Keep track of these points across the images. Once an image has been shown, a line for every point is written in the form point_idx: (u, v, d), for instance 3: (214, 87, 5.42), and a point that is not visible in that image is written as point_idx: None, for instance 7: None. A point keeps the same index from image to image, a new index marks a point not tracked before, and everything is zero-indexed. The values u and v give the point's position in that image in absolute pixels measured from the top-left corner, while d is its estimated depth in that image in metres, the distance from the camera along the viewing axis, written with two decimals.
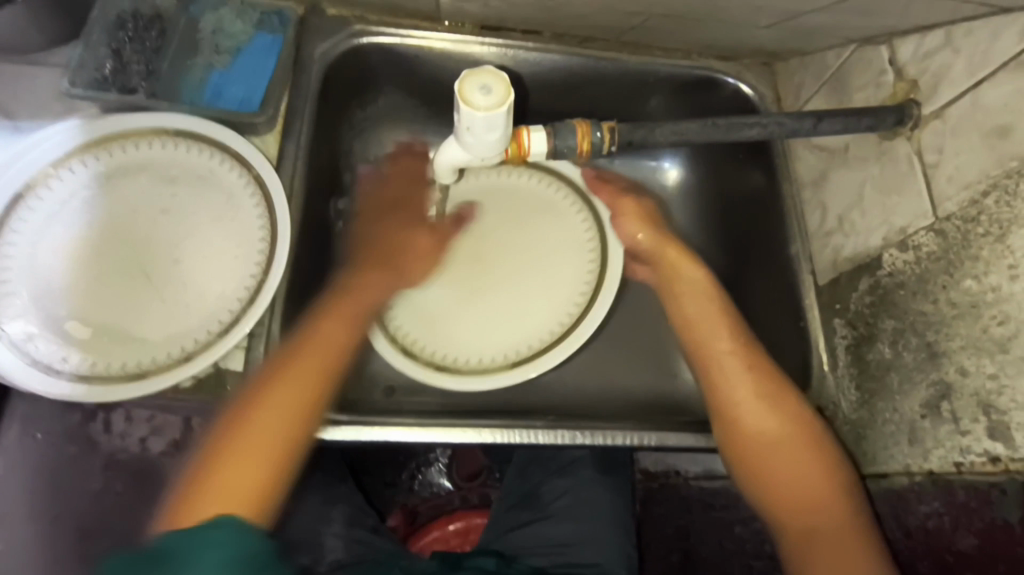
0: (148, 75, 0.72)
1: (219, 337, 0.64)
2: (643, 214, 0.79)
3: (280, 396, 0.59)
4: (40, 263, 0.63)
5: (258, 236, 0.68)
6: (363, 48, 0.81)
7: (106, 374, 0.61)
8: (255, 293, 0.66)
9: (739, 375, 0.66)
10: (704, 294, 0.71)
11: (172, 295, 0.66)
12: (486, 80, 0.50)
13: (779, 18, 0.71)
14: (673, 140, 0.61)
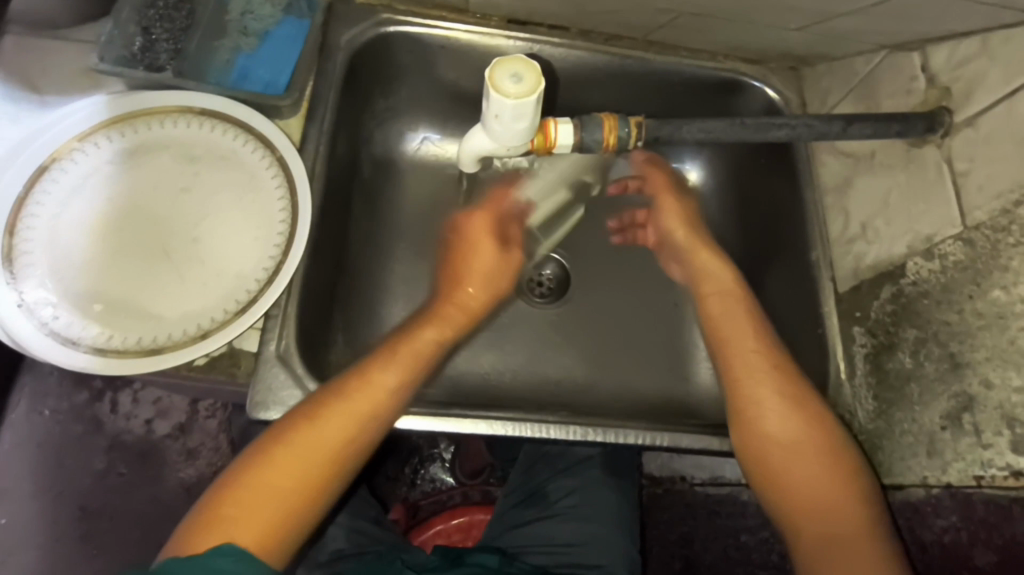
0: (176, 54, 0.72)
1: (234, 317, 0.64)
2: (686, 214, 0.81)
3: (304, 430, 0.57)
4: (61, 236, 0.63)
5: (278, 219, 0.68)
6: (390, 36, 0.81)
7: (121, 348, 0.61)
8: (273, 274, 0.66)
9: (761, 375, 0.66)
10: (734, 299, 0.72)
11: (190, 274, 0.66)
12: (517, 68, 0.49)
13: (810, 21, 0.71)
14: (700, 139, 0.60)
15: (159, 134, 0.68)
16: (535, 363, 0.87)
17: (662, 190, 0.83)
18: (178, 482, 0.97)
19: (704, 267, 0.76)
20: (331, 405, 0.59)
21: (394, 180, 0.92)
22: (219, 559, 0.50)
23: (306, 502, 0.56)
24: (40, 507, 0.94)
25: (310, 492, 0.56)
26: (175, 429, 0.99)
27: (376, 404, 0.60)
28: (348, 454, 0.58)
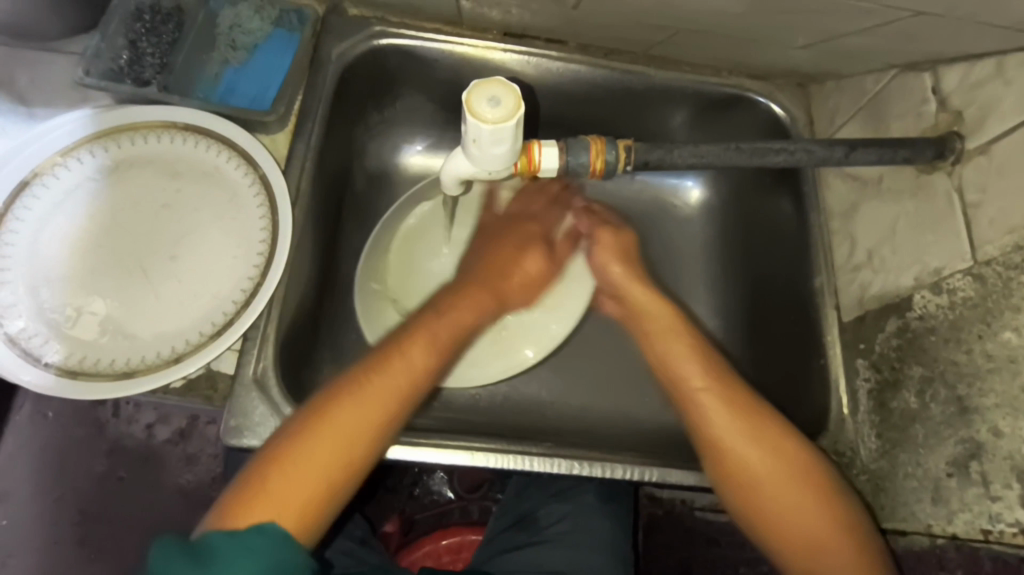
0: (162, 68, 0.70)
1: (210, 339, 0.62)
2: (623, 247, 0.73)
3: (348, 406, 0.55)
4: (39, 253, 0.63)
5: (258, 238, 0.67)
6: (383, 50, 0.79)
7: (95, 371, 0.60)
8: (250, 294, 0.64)
9: (716, 413, 0.61)
10: (691, 350, 0.65)
11: (166, 292, 0.64)
12: (496, 92, 0.47)
13: (814, 39, 0.68)
14: (693, 163, 0.57)
15: (130, 148, 0.67)
16: (526, 386, 0.85)
17: (596, 229, 0.74)
18: (177, 488, 0.96)
19: (645, 307, 0.70)
20: (380, 370, 0.58)
21: (388, 193, 0.91)
22: (258, 538, 0.49)
23: (349, 472, 0.54)
24: (37, 510, 0.93)
25: (353, 464, 0.55)
26: (174, 434, 0.96)
27: (423, 370, 0.60)
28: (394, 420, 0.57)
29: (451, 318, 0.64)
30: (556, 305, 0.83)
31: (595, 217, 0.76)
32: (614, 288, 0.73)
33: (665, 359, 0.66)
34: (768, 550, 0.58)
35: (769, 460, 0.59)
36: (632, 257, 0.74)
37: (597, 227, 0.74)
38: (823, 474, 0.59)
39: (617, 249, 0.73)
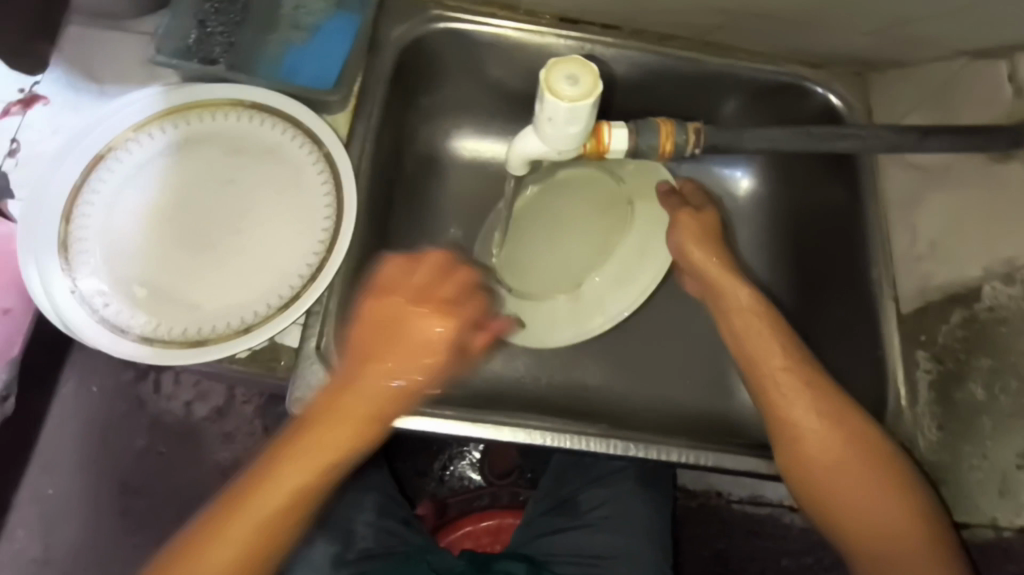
0: (229, 48, 0.72)
1: (278, 312, 0.64)
2: (703, 229, 0.74)
3: (211, 551, 0.56)
4: (114, 224, 0.65)
5: (323, 214, 0.68)
6: (438, 33, 0.79)
7: (168, 339, 0.62)
8: (317, 270, 0.66)
9: (797, 393, 0.62)
10: (761, 330, 0.66)
11: (234, 266, 0.66)
12: (573, 70, 0.47)
13: (883, 22, 0.68)
14: (762, 147, 0.56)
15: (201, 125, 0.69)
16: (571, 371, 0.88)
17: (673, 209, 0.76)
18: (215, 465, 1.00)
19: (719, 283, 0.70)
20: (245, 505, 0.57)
21: (437, 177, 0.92)
22: None
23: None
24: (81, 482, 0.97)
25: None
26: (212, 412, 1.01)
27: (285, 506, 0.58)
28: (266, 541, 0.58)
29: (312, 447, 0.58)
30: (630, 279, 0.81)
31: (672, 201, 0.77)
32: (689, 266, 0.73)
33: (734, 334, 0.67)
34: (812, 514, 0.61)
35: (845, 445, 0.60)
36: (712, 238, 0.73)
37: (674, 211, 0.76)
38: (886, 451, 0.60)
39: (696, 233, 0.73)
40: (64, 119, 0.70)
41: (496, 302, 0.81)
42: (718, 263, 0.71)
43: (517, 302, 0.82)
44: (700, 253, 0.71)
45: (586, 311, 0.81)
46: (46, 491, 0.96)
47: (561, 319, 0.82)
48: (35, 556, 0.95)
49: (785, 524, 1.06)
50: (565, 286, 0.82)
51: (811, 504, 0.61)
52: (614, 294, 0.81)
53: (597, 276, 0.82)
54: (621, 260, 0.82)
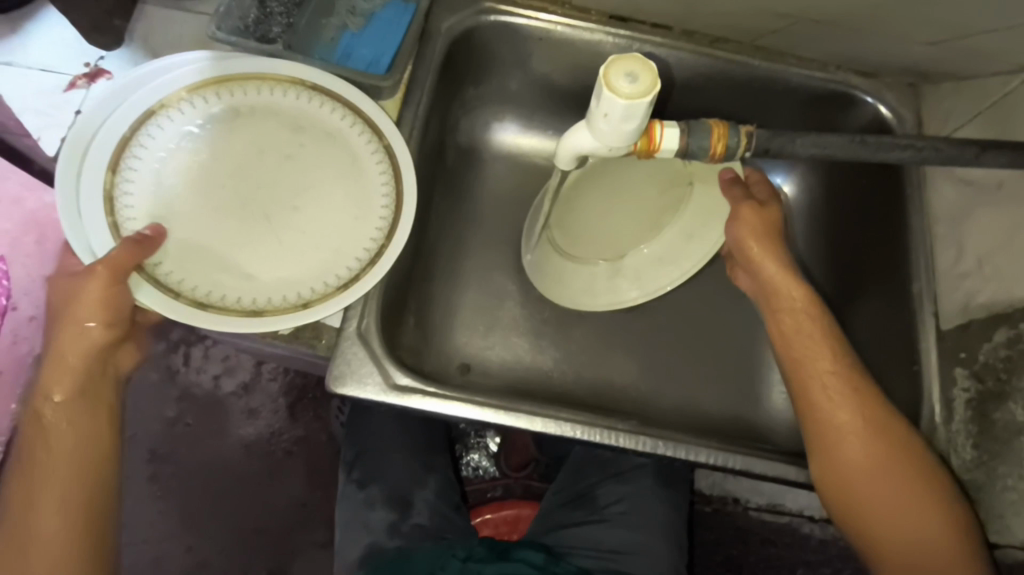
0: (287, 28, 0.74)
1: (334, 291, 0.66)
2: (763, 226, 0.69)
3: (39, 457, 0.61)
4: (170, 183, 0.67)
5: (380, 202, 0.69)
6: (490, 25, 0.80)
7: (220, 305, 0.64)
8: (373, 255, 0.67)
9: (844, 398, 0.62)
10: (810, 333, 0.65)
11: (288, 240, 0.68)
12: (633, 68, 0.48)
13: (945, 34, 0.67)
14: (814, 154, 0.55)
15: (265, 96, 0.70)
16: (597, 368, 0.88)
17: (736, 204, 0.70)
18: (240, 436, 1.21)
19: (776, 282, 0.68)
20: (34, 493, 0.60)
21: (475, 168, 0.93)
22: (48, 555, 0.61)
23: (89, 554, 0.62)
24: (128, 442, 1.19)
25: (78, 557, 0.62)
26: (238, 388, 1.22)
27: (71, 476, 0.61)
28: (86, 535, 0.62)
29: (51, 419, 0.60)
30: (675, 260, 0.80)
31: (735, 190, 0.71)
32: (747, 260, 0.69)
33: (781, 333, 0.67)
34: (833, 511, 0.62)
35: (887, 454, 0.60)
36: (775, 235, 0.69)
37: (736, 202, 0.70)
38: (921, 460, 0.61)
39: (757, 228, 0.68)
40: None
41: (536, 267, 0.83)
42: (779, 265, 0.68)
43: (563, 263, 0.82)
44: (760, 252, 0.68)
45: (622, 284, 0.81)
46: (126, 435, 1.19)
47: (599, 286, 0.82)
48: None
49: (804, 534, 1.07)
50: (609, 254, 0.81)
51: (840, 511, 0.61)
52: (656, 270, 0.81)
53: (642, 250, 0.81)
54: (668, 239, 0.81)
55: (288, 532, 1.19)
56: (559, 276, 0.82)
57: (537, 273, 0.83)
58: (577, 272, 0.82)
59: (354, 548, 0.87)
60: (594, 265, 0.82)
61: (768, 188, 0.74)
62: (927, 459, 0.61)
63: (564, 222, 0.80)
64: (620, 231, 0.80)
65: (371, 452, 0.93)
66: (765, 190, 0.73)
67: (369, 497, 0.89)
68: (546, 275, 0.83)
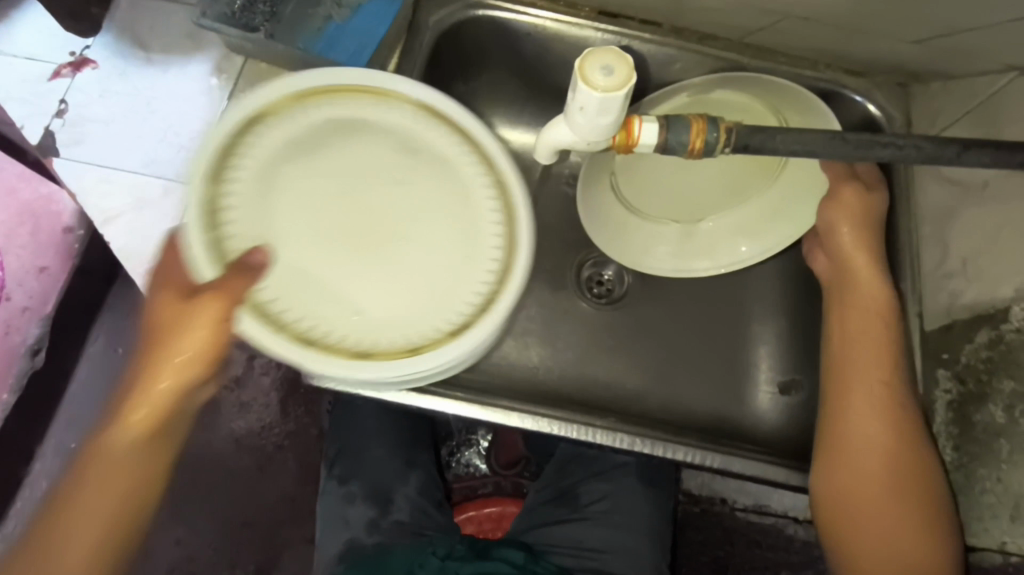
0: (271, 17, 0.75)
1: (447, 341, 0.56)
2: (861, 210, 0.69)
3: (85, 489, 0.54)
4: (256, 185, 0.56)
5: (491, 237, 0.58)
6: (478, 19, 0.79)
7: (331, 348, 0.55)
8: (487, 303, 0.57)
9: (871, 411, 0.63)
10: (874, 340, 0.65)
11: (393, 278, 0.57)
12: (609, 61, 0.47)
13: (932, 32, 0.66)
14: (794, 151, 0.55)
15: (373, 114, 0.59)
16: (583, 365, 0.88)
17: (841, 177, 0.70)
18: (229, 430, 1.21)
19: (858, 272, 0.69)
20: (45, 559, 0.54)
21: None
22: None
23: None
24: None
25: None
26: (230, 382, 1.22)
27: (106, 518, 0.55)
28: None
29: (95, 486, 0.54)
30: (758, 233, 0.80)
31: (840, 167, 0.71)
32: (832, 245, 0.70)
33: (845, 329, 0.68)
34: (819, 509, 0.64)
35: (896, 476, 0.62)
36: (871, 229, 0.69)
37: (841, 180, 0.70)
38: (927, 489, 0.62)
39: (855, 212, 0.69)
40: (110, 84, 0.75)
41: (591, 220, 0.80)
42: (869, 259, 0.69)
43: (627, 218, 0.83)
44: (853, 245, 0.69)
45: (695, 250, 0.82)
46: None
47: (667, 250, 0.82)
48: None
49: (788, 535, 1.06)
50: (684, 216, 0.82)
51: (826, 516, 0.64)
52: (735, 244, 0.81)
53: (709, 221, 0.82)
54: (746, 213, 0.81)
55: (277, 528, 1.19)
56: (624, 228, 0.82)
57: (592, 220, 0.80)
58: (642, 231, 0.83)
59: (334, 543, 0.87)
60: (670, 227, 0.83)
61: (874, 175, 0.72)
62: (932, 481, 0.62)
63: (642, 182, 0.82)
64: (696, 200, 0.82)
65: (354, 447, 0.93)
66: (871, 175, 0.71)
67: (349, 493, 0.89)
68: (607, 232, 0.81)
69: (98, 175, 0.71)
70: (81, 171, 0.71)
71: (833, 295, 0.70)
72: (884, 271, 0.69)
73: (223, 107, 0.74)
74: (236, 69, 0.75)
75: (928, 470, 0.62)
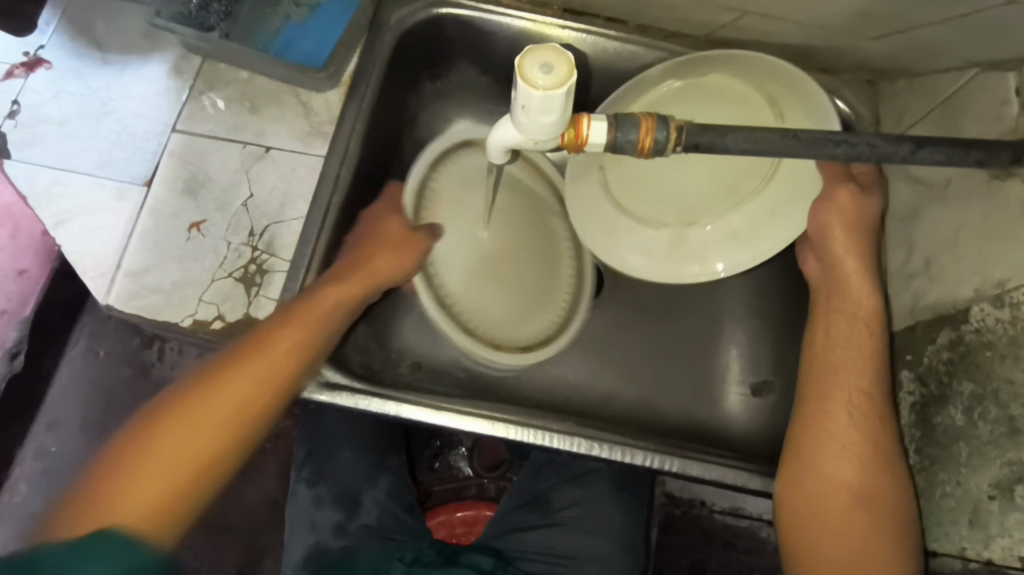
0: (227, 16, 0.74)
1: (516, 349, 0.81)
2: (852, 215, 0.68)
3: (249, 368, 0.62)
4: (451, 200, 0.81)
5: (561, 295, 0.86)
6: (441, 18, 0.78)
7: (455, 313, 0.80)
8: (545, 339, 0.84)
9: (841, 423, 0.63)
10: (856, 346, 0.65)
11: (501, 293, 0.82)
12: (549, 58, 0.46)
13: (891, 29, 0.65)
14: (745, 149, 0.53)
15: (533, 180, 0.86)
16: (555, 367, 0.87)
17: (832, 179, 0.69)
18: None
19: (849, 278, 0.68)
20: (225, 380, 0.61)
21: None
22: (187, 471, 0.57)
23: (222, 462, 0.59)
24: (94, 437, 1.19)
25: (204, 461, 0.58)
26: None
27: (256, 397, 0.61)
28: (223, 449, 0.59)
29: (291, 334, 0.64)
30: (752, 237, 0.77)
31: (837, 169, 0.70)
32: (824, 249, 0.69)
33: (830, 334, 0.67)
34: (782, 518, 0.64)
35: (863, 491, 0.61)
36: (863, 232, 0.69)
37: (836, 182, 0.69)
38: (893, 499, 0.62)
39: (847, 215, 0.68)
40: (65, 84, 0.74)
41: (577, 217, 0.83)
42: (859, 263, 0.68)
43: (615, 217, 0.83)
44: (843, 248, 0.68)
45: (685, 255, 0.81)
46: (95, 430, 1.19)
47: (656, 254, 0.82)
48: (35, 511, 1.16)
49: (762, 539, 1.05)
50: (675, 221, 0.81)
51: (790, 526, 0.63)
52: (728, 248, 0.79)
53: (706, 227, 0.80)
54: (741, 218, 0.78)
55: (258, 530, 1.18)
56: (611, 229, 0.83)
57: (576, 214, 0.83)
58: (629, 231, 0.83)
59: (299, 547, 0.86)
60: (656, 232, 0.82)
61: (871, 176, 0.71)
62: (898, 501, 0.62)
63: (629, 180, 0.82)
64: (682, 202, 0.81)
65: (324, 449, 0.92)
66: (868, 177, 0.71)
67: (317, 496, 0.88)
68: (593, 231, 0.83)
69: (51, 177, 0.71)
70: (32, 174, 0.71)
71: (820, 301, 0.69)
72: (872, 277, 0.68)
73: (181, 105, 0.73)
74: (194, 70, 0.74)
75: (894, 489, 0.62)
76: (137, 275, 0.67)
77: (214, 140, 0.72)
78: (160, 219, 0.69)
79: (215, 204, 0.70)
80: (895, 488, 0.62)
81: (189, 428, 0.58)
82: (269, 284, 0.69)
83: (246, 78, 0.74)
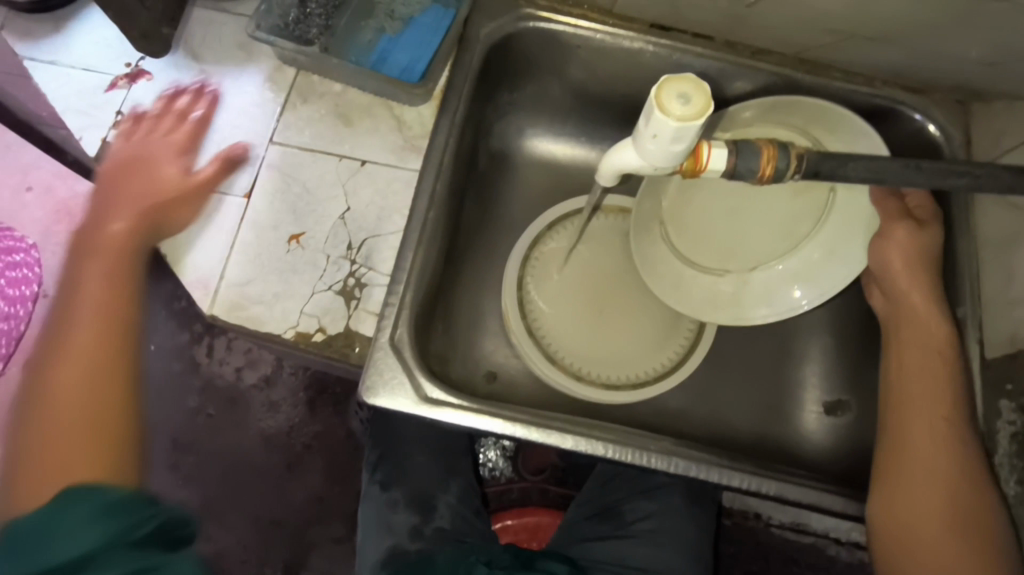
0: (325, 29, 0.76)
1: (629, 388, 0.84)
2: (921, 245, 0.69)
3: (88, 305, 0.56)
4: (559, 257, 0.88)
5: (687, 328, 0.88)
6: (527, 31, 0.79)
7: (558, 356, 0.84)
8: (664, 372, 0.86)
9: (934, 446, 0.63)
10: (942, 372, 0.65)
11: (611, 335, 0.87)
12: (684, 88, 0.47)
13: None
14: (867, 179, 0.53)
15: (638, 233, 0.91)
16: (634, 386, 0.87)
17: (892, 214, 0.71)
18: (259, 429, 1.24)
19: (915, 306, 0.69)
20: (69, 326, 0.55)
21: (504, 174, 0.92)
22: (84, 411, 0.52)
23: (119, 394, 0.54)
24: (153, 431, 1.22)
25: (103, 384, 0.54)
26: (259, 380, 1.26)
27: (103, 324, 0.56)
28: (109, 379, 0.54)
29: (103, 262, 0.59)
30: (814, 277, 0.77)
31: (892, 203, 0.71)
32: (889, 284, 0.71)
33: (903, 363, 0.68)
34: (874, 536, 0.63)
35: (957, 513, 0.61)
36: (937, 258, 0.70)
37: (891, 219, 0.70)
38: (989, 522, 0.62)
39: (908, 250, 0.69)
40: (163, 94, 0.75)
41: (642, 258, 0.82)
42: (924, 297, 0.69)
43: (680, 267, 0.82)
44: (908, 283, 0.69)
45: (751, 297, 0.81)
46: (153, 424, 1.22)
47: (722, 299, 0.81)
48: None
49: (830, 556, 1.07)
50: (736, 266, 0.81)
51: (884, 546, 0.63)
52: (790, 288, 0.79)
53: (777, 266, 0.80)
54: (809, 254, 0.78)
55: (310, 526, 1.22)
56: (678, 280, 0.82)
57: (642, 260, 0.82)
58: (693, 283, 0.82)
59: (376, 549, 0.87)
60: (721, 276, 0.82)
61: (928, 210, 0.72)
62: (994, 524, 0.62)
63: (687, 223, 0.82)
64: (748, 244, 0.81)
65: (393, 454, 0.93)
66: (925, 211, 0.72)
67: (391, 500, 0.90)
68: (657, 274, 0.82)
69: None
70: None
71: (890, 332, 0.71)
72: (941, 305, 0.69)
73: (276, 117, 0.74)
74: (288, 82, 0.76)
75: (986, 508, 0.62)
76: (239, 287, 0.68)
77: (311, 153, 0.73)
78: (263, 233, 0.70)
79: (313, 217, 0.71)
80: (986, 508, 0.62)
81: (58, 377, 0.53)
82: (367, 297, 0.70)
83: (339, 91, 0.76)
